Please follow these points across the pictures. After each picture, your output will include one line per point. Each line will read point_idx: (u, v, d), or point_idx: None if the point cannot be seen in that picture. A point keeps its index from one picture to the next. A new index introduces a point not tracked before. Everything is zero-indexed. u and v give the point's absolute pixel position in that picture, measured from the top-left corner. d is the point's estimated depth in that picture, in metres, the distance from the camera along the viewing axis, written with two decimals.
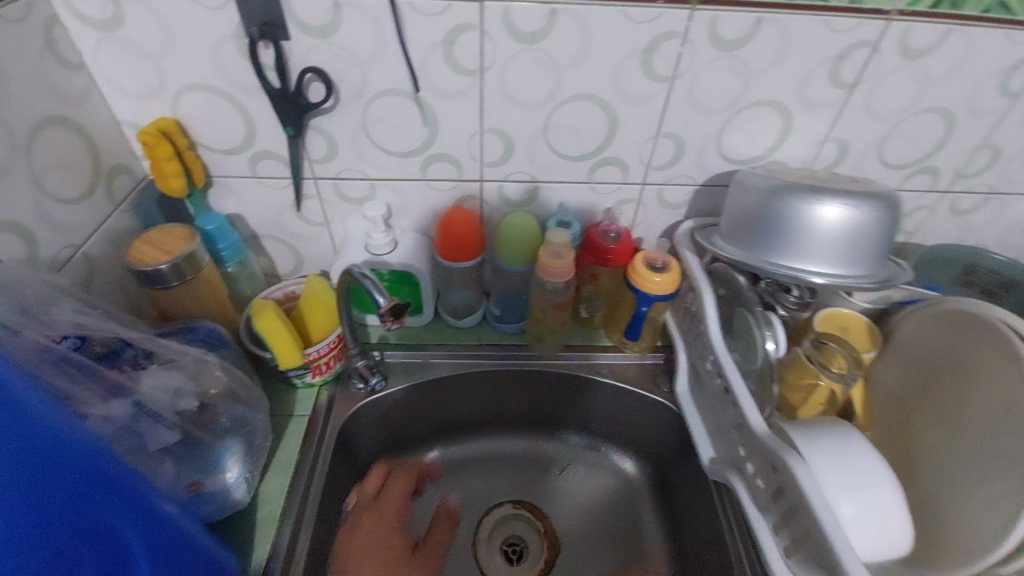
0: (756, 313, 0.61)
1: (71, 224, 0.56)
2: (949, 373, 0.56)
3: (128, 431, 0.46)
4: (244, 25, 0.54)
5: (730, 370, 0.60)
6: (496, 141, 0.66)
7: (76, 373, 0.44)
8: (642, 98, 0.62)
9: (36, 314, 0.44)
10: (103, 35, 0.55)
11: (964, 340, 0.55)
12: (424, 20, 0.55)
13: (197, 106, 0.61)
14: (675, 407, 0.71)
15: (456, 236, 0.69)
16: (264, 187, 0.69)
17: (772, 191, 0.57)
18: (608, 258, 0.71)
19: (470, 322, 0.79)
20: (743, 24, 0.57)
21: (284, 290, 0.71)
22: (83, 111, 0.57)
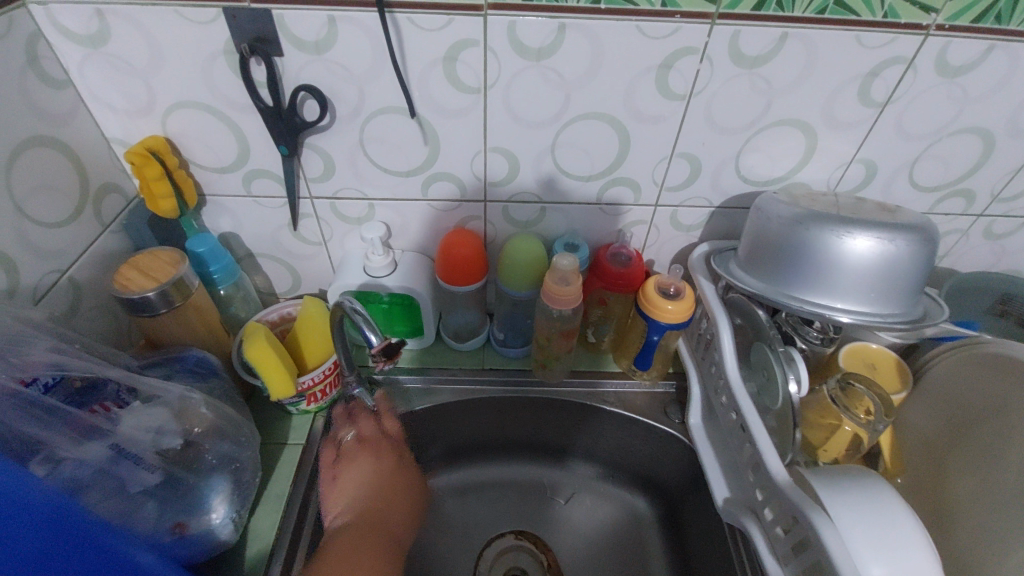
0: (777, 350, 0.56)
1: (55, 248, 0.53)
2: (990, 418, 0.52)
3: (105, 475, 0.44)
4: (235, 40, 0.51)
5: (747, 409, 0.56)
6: (500, 160, 0.62)
7: (47, 415, 0.42)
8: (656, 116, 0.59)
9: (14, 350, 0.43)
10: (88, 51, 0.53)
11: (1009, 383, 0.51)
12: (424, 35, 0.52)
13: (188, 124, 0.58)
14: (688, 441, 0.67)
15: (458, 259, 0.66)
16: (259, 206, 0.66)
17: (797, 219, 0.53)
18: (617, 283, 0.68)
19: (472, 346, 0.75)
20: (766, 40, 0.53)
21: (279, 311, 0.68)
22: (69, 130, 0.55)
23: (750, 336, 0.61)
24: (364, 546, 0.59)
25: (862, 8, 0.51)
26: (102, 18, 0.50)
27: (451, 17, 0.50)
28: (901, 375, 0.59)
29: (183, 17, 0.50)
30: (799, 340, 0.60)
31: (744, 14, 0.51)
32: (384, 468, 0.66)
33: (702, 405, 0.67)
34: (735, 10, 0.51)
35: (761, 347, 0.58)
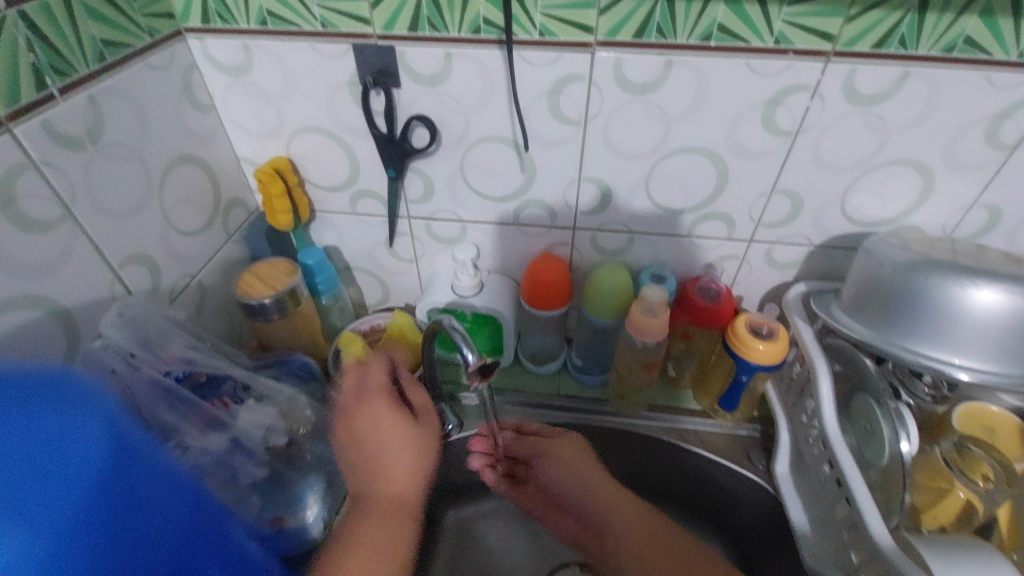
0: (886, 404, 0.53)
1: (190, 254, 0.60)
2: None
3: (222, 466, 0.49)
4: (359, 73, 0.56)
5: (847, 463, 0.53)
6: (594, 190, 0.63)
7: (177, 403, 0.49)
8: (757, 152, 0.58)
9: (155, 344, 0.50)
10: (232, 80, 0.59)
11: None
12: (533, 70, 0.54)
13: (309, 146, 0.64)
14: (771, 489, 0.65)
15: (545, 284, 0.67)
16: (362, 223, 0.71)
17: (912, 266, 0.50)
18: (704, 318, 0.66)
19: (549, 370, 0.76)
20: (884, 78, 0.51)
21: (370, 322, 0.72)
22: (209, 149, 0.62)
23: (852, 384, 0.58)
24: (377, 535, 0.42)
25: (995, 46, 0.48)
26: (247, 51, 0.57)
27: (561, 53, 0.52)
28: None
29: (317, 52, 0.55)
30: (907, 394, 0.56)
31: (862, 52, 0.50)
32: (399, 446, 0.46)
33: (790, 452, 0.64)
34: (851, 49, 0.50)
35: (863, 397, 0.55)
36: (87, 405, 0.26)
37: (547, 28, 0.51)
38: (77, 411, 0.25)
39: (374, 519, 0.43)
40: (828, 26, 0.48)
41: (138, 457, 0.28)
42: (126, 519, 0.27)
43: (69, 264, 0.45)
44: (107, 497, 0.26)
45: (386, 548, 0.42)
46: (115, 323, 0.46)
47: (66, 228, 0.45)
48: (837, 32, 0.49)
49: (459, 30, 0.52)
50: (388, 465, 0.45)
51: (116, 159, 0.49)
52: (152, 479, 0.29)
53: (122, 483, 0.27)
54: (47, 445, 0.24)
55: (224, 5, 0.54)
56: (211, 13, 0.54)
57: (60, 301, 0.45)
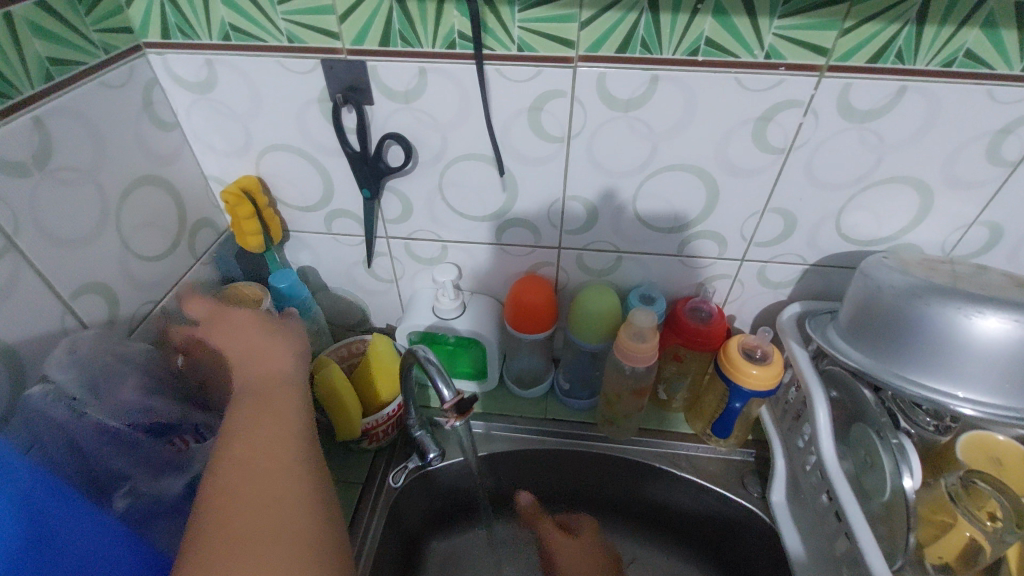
0: (887, 438, 0.50)
1: (153, 280, 0.56)
2: None
3: (177, 512, 0.48)
4: (329, 89, 0.53)
5: (847, 497, 0.50)
6: (579, 209, 0.60)
7: (128, 448, 0.47)
8: (749, 170, 0.55)
9: (105, 388, 0.46)
10: (197, 97, 0.56)
11: None
12: (512, 86, 0.51)
13: (279, 165, 0.60)
14: (767, 518, 0.62)
15: (528, 307, 0.64)
16: (337, 243, 0.68)
17: (913, 291, 0.48)
18: (695, 341, 0.63)
19: (535, 395, 0.72)
20: (881, 94, 0.48)
21: (348, 346, 0.68)
22: (173, 168, 0.58)
23: (849, 413, 0.55)
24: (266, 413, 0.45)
25: (997, 60, 0.46)
26: (211, 67, 0.53)
27: (541, 68, 0.50)
28: None
29: (285, 67, 0.52)
30: (910, 424, 0.53)
31: (857, 66, 0.47)
32: (257, 330, 0.53)
33: (786, 480, 0.61)
34: (847, 63, 0.47)
35: (862, 427, 0.52)
36: (11, 466, 0.36)
37: (525, 42, 0.48)
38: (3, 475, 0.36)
39: (264, 403, 0.46)
40: (822, 40, 0.46)
41: (55, 514, 0.37)
42: (47, 560, 0.35)
43: (11, 301, 0.42)
44: (26, 546, 0.34)
45: (277, 408, 0.46)
46: (63, 365, 0.44)
47: (8, 261, 0.41)
48: (830, 45, 0.46)
49: (434, 44, 0.49)
50: (257, 356, 0.51)
51: (67, 185, 0.46)
52: (84, 529, 0.39)
53: (34, 535, 0.35)
54: None
55: (185, 19, 0.51)
56: (171, 27, 0.51)
57: (4, 338, 0.41)
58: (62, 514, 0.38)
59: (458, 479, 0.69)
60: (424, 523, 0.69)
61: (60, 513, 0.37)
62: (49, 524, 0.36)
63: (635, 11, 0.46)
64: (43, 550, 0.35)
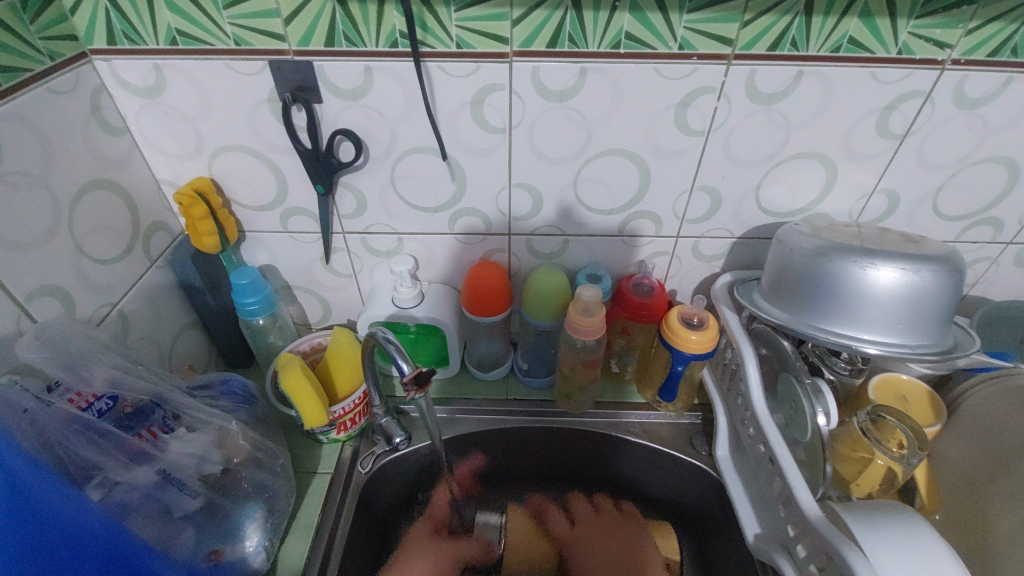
0: (804, 381, 0.55)
1: (109, 283, 0.57)
2: (1013, 450, 0.51)
3: (150, 500, 0.46)
4: (278, 89, 0.55)
5: (776, 441, 0.56)
6: (524, 196, 0.64)
7: (98, 439, 0.44)
8: (676, 151, 0.60)
9: (77, 370, 0.45)
10: (145, 101, 0.57)
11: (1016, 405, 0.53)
12: (453, 81, 0.55)
13: (232, 166, 0.62)
14: (713, 473, 0.67)
15: (483, 291, 0.67)
16: (295, 240, 0.69)
17: (819, 251, 0.54)
18: (641, 314, 0.68)
19: (496, 376, 0.76)
20: (783, 78, 0.55)
21: (310, 341, 0.70)
22: (124, 173, 0.59)
23: (776, 367, 0.61)
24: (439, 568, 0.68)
25: (876, 45, 0.53)
26: (159, 71, 0.55)
27: (479, 63, 0.54)
28: (935, 410, 0.57)
29: (232, 69, 0.54)
30: (828, 370, 0.59)
31: (760, 54, 0.53)
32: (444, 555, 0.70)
33: (729, 435, 0.67)
34: (750, 51, 0.53)
35: (787, 378, 0.58)
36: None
37: (463, 40, 0.52)
38: None
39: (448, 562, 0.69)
40: (726, 31, 0.52)
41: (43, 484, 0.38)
42: (32, 526, 0.37)
43: None
44: (11, 512, 0.36)
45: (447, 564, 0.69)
46: (33, 346, 0.43)
47: None
48: (734, 36, 0.52)
49: (377, 43, 0.52)
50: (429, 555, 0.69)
51: (18, 190, 0.47)
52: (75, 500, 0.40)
53: (18, 504, 0.37)
54: None
55: (130, 25, 0.52)
56: (117, 33, 0.53)
57: None
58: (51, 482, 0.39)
59: (428, 460, 0.71)
60: (397, 508, 0.71)
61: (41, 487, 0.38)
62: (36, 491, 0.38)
63: (561, 9, 0.50)
64: (26, 516, 0.37)
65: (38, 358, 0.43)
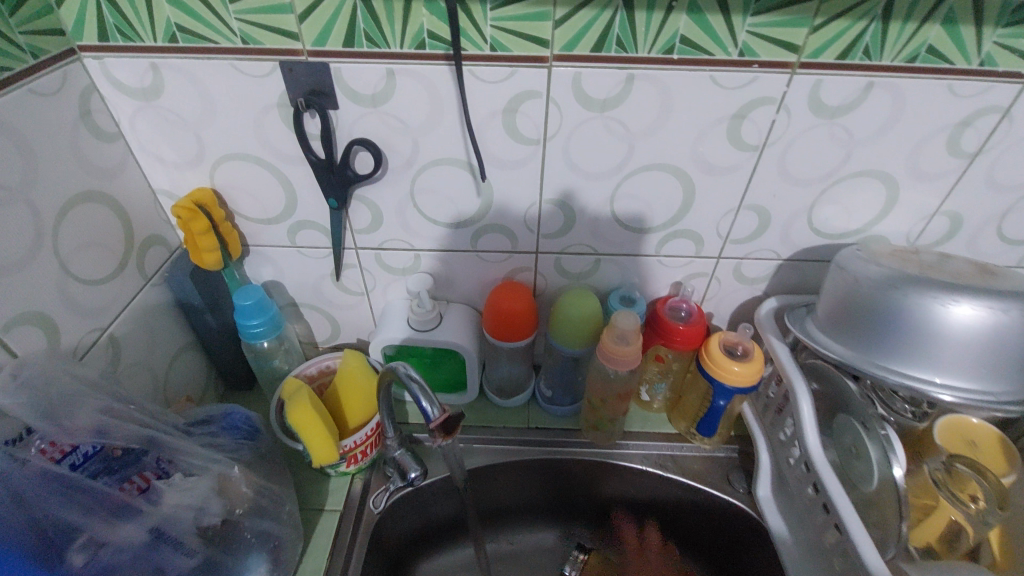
0: (873, 429, 0.51)
1: (98, 306, 0.51)
2: None
3: (141, 562, 0.40)
4: (289, 93, 0.50)
5: (835, 489, 0.51)
6: (556, 212, 0.59)
7: (76, 495, 0.37)
8: (726, 167, 0.55)
9: (59, 415, 0.39)
10: (141, 104, 0.52)
11: None
12: (484, 87, 0.49)
13: (236, 176, 0.57)
14: (752, 513, 0.62)
15: (509, 314, 0.62)
16: (303, 256, 0.64)
17: (889, 282, 0.49)
18: (678, 341, 0.63)
19: (517, 402, 0.71)
20: (850, 89, 0.49)
21: (318, 364, 0.65)
22: (117, 182, 0.53)
23: (832, 404, 0.56)
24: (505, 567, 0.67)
25: (957, 55, 0.47)
26: (156, 71, 0.49)
27: (514, 68, 0.48)
28: (1008, 458, 0.52)
29: (238, 70, 0.49)
30: (887, 410, 0.55)
31: (828, 63, 0.48)
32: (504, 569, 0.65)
33: (771, 473, 0.62)
34: (818, 59, 0.47)
35: (847, 418, 0.54)
36: None
37: (498, 42, 0.47)
38: None
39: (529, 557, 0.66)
40: (793, 37, 0.46)
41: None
42: None
43: None
44: None
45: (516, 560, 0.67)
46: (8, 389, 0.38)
47: None
48: (802, 42, 0.46)
49: (402, 44, 0.47)
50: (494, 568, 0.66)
51: None
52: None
53: None
54: None
55: (125, 20, 0.46)
56: (109, 28, 0.47)
57: None
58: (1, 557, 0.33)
59: (444, 493, 0.66)
60: (406, 546, 0.65)
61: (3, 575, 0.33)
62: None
63: (610, 8, 0.45)
64: None
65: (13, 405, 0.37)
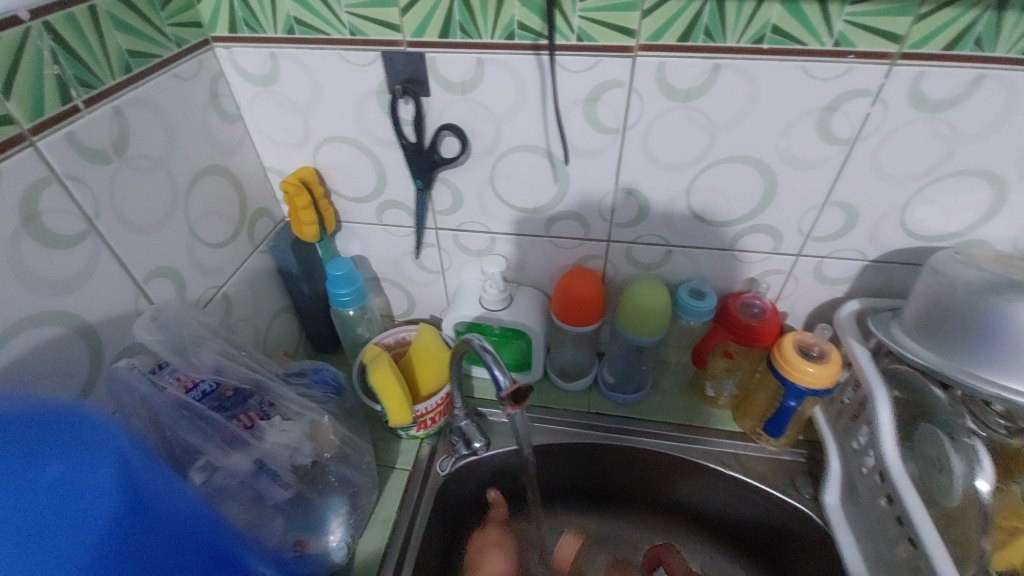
0: (956, 438, 0.50)
1: (217, 266, 0.58)
2: None
3: (246, 487, 0.46)
4: (388, 81, 0.54)
5: (912, 500, 0.48)
6: (630, 201, 0.60)
7: (199, 423, 0.45)
8: (812, 161, 0.53)
9: (187, 354, 0.47)
10: (260, 90, 0.58)
11: None
12: (569, 77, 0.51)
13: (335, 157, 0.62)
14: (819, 520, 0.60)
15: (578, 299, 0.63)
16: (388, 234, 0.69)
17: (986, 288, 0.46)
18: (750, 337, 0.62)
19: (579, 387, 0.72)
20: (956, 81, 0.46)
21: (395, 335, 0.70)
22: (235, 159, 0.60)
23: (914, 413, 0.55)
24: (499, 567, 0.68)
25: None
26: (275, 60, 0.55)
27: (599, 58, 0.50)
28: None
29: (344, 59, 0.54)
30: (977, 424, 0.52)
31: (932, 54, 0.45)
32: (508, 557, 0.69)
33: (842, 481, 0.60)
34: (922, 50, 0.45)
35: (930, 429, 0.52)
36: (108, 437, 0.33)
37: (585, 32, 0.48)
38: (95, 445, 0.33)
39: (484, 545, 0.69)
40: (895, 26, 0.44)
41: (148, 471, 0.35)
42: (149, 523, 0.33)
43: (87, 291, 0.44)
44: (128, 506, 0.32)
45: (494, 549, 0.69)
46: (149, 328, 0.45)
47: (90, 245, 0.43)
48: (904, 32, 0.44)
49: (492, 35, 0.50)
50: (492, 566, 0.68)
51: (142, 173, 0.48)
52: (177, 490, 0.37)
53: (134, 502, 0.33)
54: (72, 475, 0.31)
55: (252, 14, 0.52)
56: (239, 21, 0.53)
57: (85, 317, 0.44)
58: (151, 470, 0.35)
59: (505, 467, 0.69)
60: (466, 510, 0.68)
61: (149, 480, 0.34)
62: (143, 480, 0.34)
63: None
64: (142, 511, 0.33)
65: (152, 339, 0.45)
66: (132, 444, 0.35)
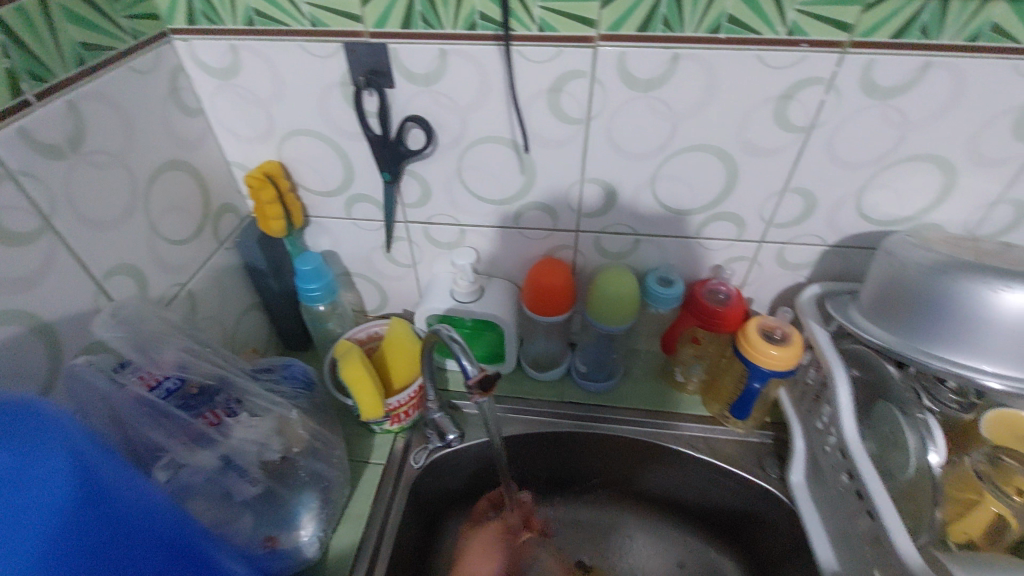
0: (911, 414, 0.52)
1: (181, 263, 0.57)
2: None
3: (213, 484, 0.46)
4: (351, 73, 0.54)
5: (870, 475, 0.50)
6: (597, 191, 0.61)
7: (163, 420, 0.44)
8: (771, 149, 0.55)
9: (149, 351, 0.46)
10: (221, 83, 0.57)
11: None
12: (532, 67, 0.52)
13: (301, 150, 0.61)
14: (785, 499, 0.61)
15: (548, 289, 0.64)
16: (357, 228, 0.68)
17: (935, 267, 0.48)
18: (716, 322, 0.63)
19: (552, 376, 0.73)
20: (905, 69, 0.48)
21: (367, 329, 0.69)
22: (198, 154, 0.59)
23: (872, 394, 0.56)
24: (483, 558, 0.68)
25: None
26: (235, 52, 0.54)
27: (560, 48, 0.50)
28: None
29: (306, 51, 0.53)
30: (932, 400, 0.54)
31: (881, 42, 0.47)
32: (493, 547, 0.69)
33: (806, 460, 0.61)
34: (871, 39, 0.47)
35: (885, 404, 0.54)
36: (63, 427, 0.32)
37: (546, 22, 0.49)
38: (48, 435, 0.31)
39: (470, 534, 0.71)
40: (844, 15, 0.46)
41: (108, 464, 0.34)
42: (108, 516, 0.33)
43: (42, 290, 0.43)
44: (84, 498, 0.31)
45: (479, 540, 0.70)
46: (108, 325, 0.44)
47: (44, 241, 0.42)
48: (853, 21, 0.46)
49: (454, 25, 0.50)
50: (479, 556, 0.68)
51: (98, 167, 0.47)
52: (139, 483, 0.36)
53: (91, 494, 0.32)
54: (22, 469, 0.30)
55: (210, 5, 0.51)
56: (196, 13, 0.52)
57: (41, 315, 0.43)
58: (112, 462, 0.34)
59: (480, 459, 0.69)
60: (441, 502, 0.69)
61: (109, 473, 0.34)
62: (101, 474, 0.33)
63: None
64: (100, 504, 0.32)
65: (112, 336, 0.44)
66: (88, 435, 0.34)
